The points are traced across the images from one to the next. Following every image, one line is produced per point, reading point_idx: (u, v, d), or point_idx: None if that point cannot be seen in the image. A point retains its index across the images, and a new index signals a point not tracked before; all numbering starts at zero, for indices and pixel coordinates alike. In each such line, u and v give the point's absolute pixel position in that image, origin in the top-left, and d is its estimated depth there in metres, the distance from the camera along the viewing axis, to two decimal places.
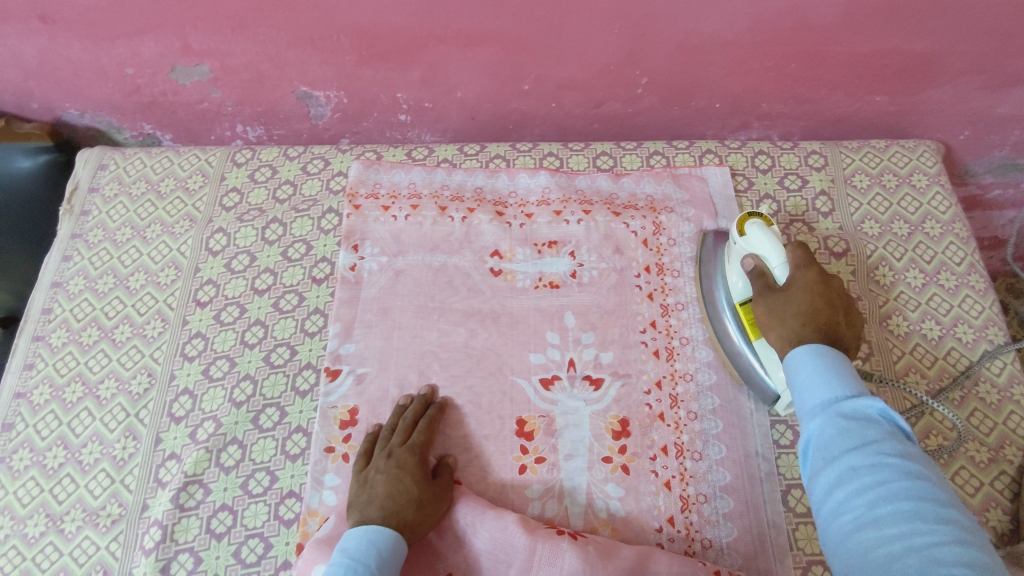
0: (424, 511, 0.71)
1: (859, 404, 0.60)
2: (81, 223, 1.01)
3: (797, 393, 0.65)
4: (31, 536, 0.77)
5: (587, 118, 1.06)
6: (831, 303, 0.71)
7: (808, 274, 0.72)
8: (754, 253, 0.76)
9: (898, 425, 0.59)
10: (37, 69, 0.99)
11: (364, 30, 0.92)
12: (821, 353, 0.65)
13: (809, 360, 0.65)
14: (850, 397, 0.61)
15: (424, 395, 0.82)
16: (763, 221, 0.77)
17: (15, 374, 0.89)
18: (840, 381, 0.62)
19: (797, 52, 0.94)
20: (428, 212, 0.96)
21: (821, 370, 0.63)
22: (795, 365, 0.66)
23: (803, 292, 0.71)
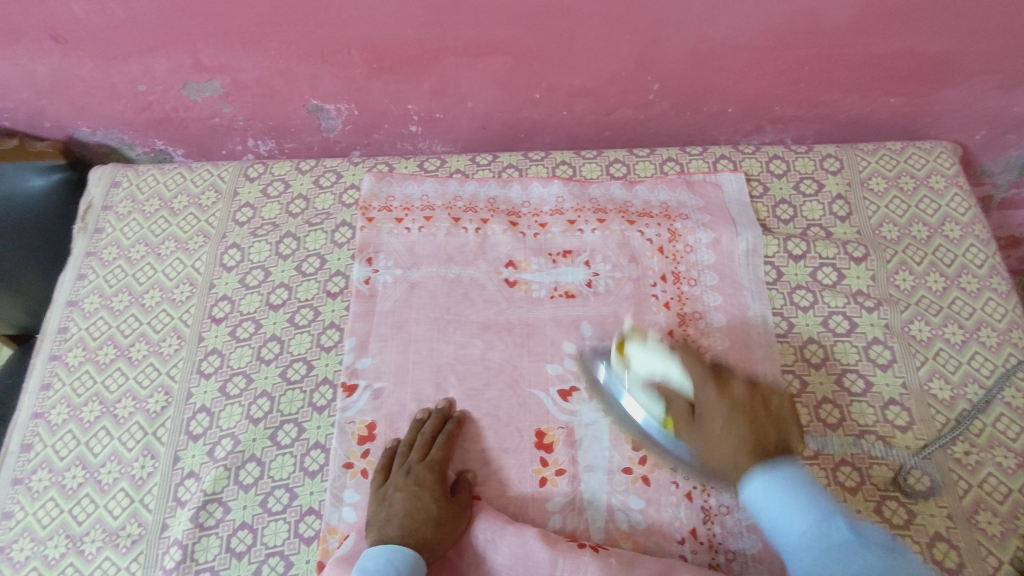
0: (443, 528, 0.71)
1: (836, 530, 0.58)
2: (96, 240, 1.01)
3: (773, 531, 0.62)
4: (51, 558, 0.77)
5: (598, 126, 1.05)
6: (749, 410, 0.68)
7: (710, 390, 0.71)
8: (651, 376, 0.74)
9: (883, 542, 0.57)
10: (50, 88, 1.00)
11: (375, 43, 0.92)
12: (778, 474, 0.63)
13: (767, 487, 0.63)
14: (829, 523, 0.59)
15: (442, 409, 0.81)
16: (640, 341, 0.76)
17: (31, 394, 0.89)
18: (808, 505, 0.60)
19: (810, 56, 0.93)
20: (442, 224, 0.96)
21: (789, 495, 0.62)
22: (754, 500, 0.64)
23: (714, 415, 0.69)
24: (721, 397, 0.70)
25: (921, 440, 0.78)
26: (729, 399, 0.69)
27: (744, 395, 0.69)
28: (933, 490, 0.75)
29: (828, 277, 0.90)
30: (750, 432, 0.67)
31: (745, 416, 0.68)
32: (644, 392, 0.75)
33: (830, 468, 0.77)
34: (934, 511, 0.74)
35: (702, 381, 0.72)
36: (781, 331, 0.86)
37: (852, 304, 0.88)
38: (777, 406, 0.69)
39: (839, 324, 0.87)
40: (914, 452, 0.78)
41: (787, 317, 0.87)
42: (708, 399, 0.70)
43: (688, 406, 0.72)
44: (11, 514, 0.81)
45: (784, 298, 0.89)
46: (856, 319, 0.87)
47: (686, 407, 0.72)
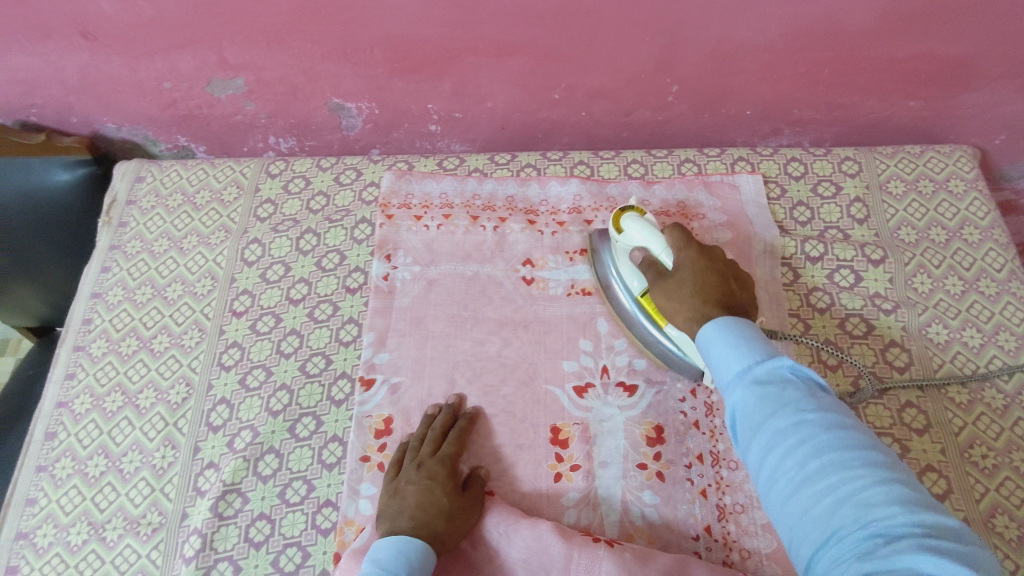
0: (453, 522, 0.71)
1: (770, 366, 0.59)
2: (120, 234, 1.02)
3: (717, 368, 0.63)
4: (73, 544, 0.79)
5: (616, 126, 1.06)
6: (720, 276, 0.72)
7: (689, 252, 0.74)
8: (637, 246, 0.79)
9: (813, 381, 0.58)
10: (78, 84, 1.01)
11: (397, 42, 0.93)
12: (727, 324, 0.64)
13: (720, 332, 0.63)
14: (764, 362, 0.59)
15: (453, 405, 0.82)
16: (636, 214, 0.80)
17: (56, 384, 0.91)
18: (748, 347, 0.61)
19: (831, 58, 0.93)
20: (461, 221, 0.97)
21: (734, 339, 0.62)
22: (707, 343, 0.64)
23: (688, 272, 0.73)
24: (698, 258, 0.74)
25: (938, 443, 0.78)
26: (703, 262, 0.73)
27: (716, 258, 0.74)
28: (950, 493, 0.75)
29: (845, 279, 0.90)
30: (718, 287, 0.71)
31: (715, 275, 0.72)
32: (628, 262, 0.83)
33: None
34: (950, 514, 0.74)
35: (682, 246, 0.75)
36: (797, 331, 0.86)
37: (869, 306, 0.88)
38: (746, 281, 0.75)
39: (856, 326, 0.87)
40: (931, 455, 0.78)
41: (803, 317, 0.88)
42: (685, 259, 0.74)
43: (666, 268, 0.76)
44: (35, 501, 0.82)
45: (800, 299, 0.89)
46: (873, 321, 0.87)
47: (662, 268, 0.76)
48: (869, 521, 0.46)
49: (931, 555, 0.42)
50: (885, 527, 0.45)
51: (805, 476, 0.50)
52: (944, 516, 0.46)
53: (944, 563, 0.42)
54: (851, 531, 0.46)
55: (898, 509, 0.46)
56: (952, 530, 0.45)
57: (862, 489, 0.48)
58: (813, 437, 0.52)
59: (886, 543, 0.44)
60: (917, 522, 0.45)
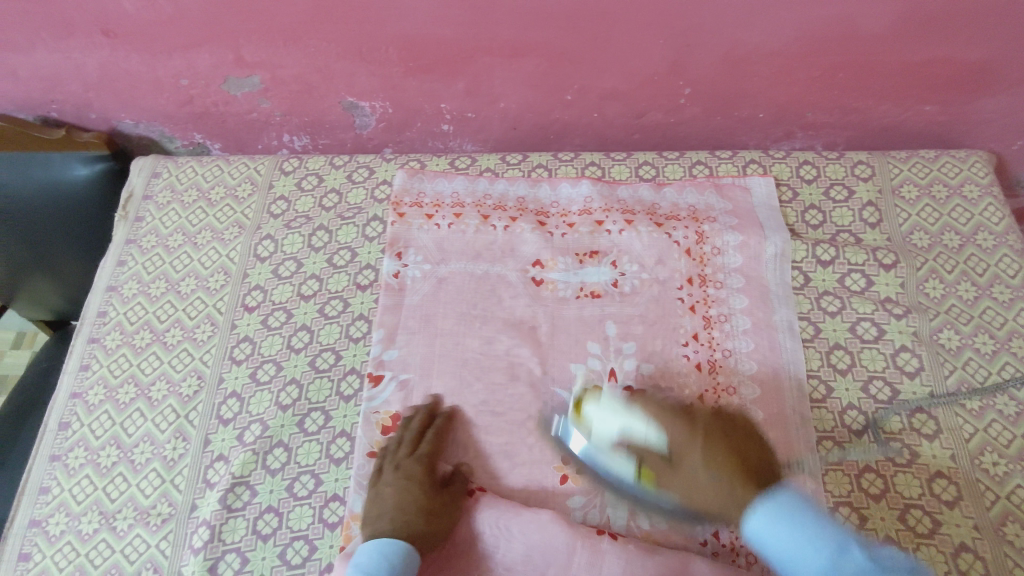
0: (434, 520, 0.72)
1: (850, 560, 0.55)
2: (136, 228, 1.04)
3: (788, 566, 0.58)
4: (85, 533, 0.80)
5: (628, 128, 1.06)
6: (726, 443, 0.68)
7: (678, 430, 0.69)
8: (613, 434, 0.72)
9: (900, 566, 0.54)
10: (98, 81, 1.03)
11: (412, 42, 0.94)
12: (780, 509, 0.60)
13: (772, 522, 0.60)
14: (842, 553, 0.56)
15: (429, 406, 0.82)
16: (595, 399, 0.75)
17: (71, 374, 0.92)
18: (819, 535, 0.58)
19: (845, 62, 0.93)
20: (471, 221, 0.97)
21: (794, 531, 0.59)
22: (761, 537, 0.60)
23: (694, 453, 0.67)
24: (691, 432, 0.68)
25: (948, 449, 0.78)
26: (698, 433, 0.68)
27: (707, 424, 0.70)
28: (960, 500, 0.74)
29: (856, 283, 0.90)
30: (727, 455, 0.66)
31: (721, 439, 0.68)
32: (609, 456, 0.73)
33: (854, 474, 0.76)
34: (959, 522, 0.73)
35: (668, 423, 0.70)
36: (807, 335, 0.86)
37: (880, 311, 0.87)
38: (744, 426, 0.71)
39: (867, 331, 0.86)
40: (941, 461, 0.77)
41: (814, 321, 0.87)
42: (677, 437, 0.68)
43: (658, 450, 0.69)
44: (48, 489, 0.84)
45: (811, 303, 0.88)
46: (885, 326, 0.86)
47: (660, 455, 0.68)
48: None
49: None
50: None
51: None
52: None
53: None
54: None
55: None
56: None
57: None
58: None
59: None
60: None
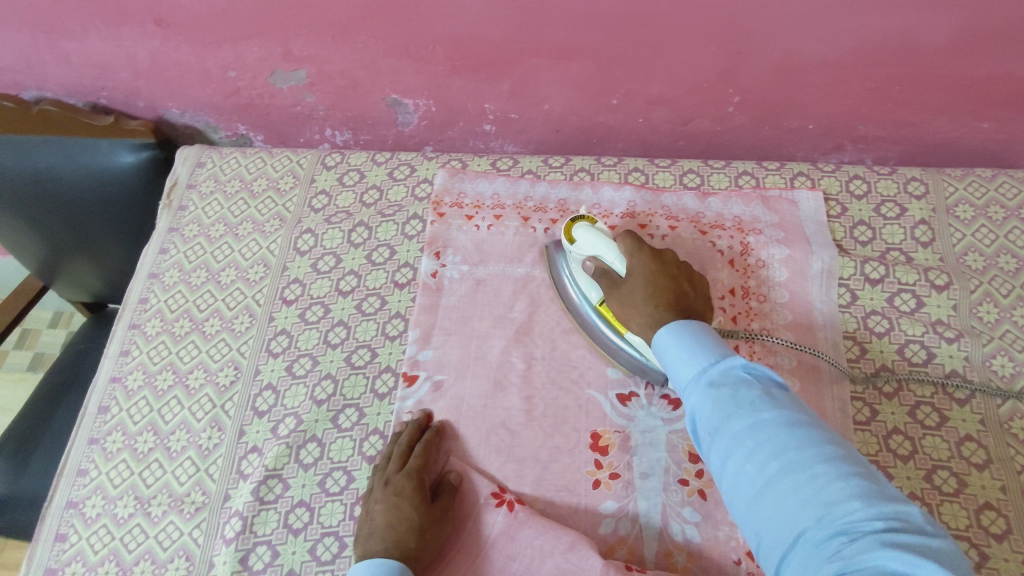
0: (425, 537, 0.71)
1: (724, 367, 0.64)
2: (179, 217, 1.05)
3: (675, 370, 0.68)
4: (120, 517, 0.81)
5: (673, 135, 1.05)
6: (676, 282, 0.76)
7: (639, 257, 0.78)
8: (589, 254, 0.82)
9: (767, 378, 0.63)
10: (148, 70, 1.04)
11: (460, 41, 0.94)
12: (682, 327, 0.70)
13: (676, 334, 0.69)
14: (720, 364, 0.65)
15: (418, 420, 0.81)
16: (588, 223, 0.83)
17: (111, 359, 0.94)
18: (702, 351, 0.66)
19: (902, 74, 0.91)
20: (511, 222, 0.96)
21: (691, 345, 0.67)
22: (664, 347, 0.69)
23: (641, 275, 0.77)
24: (648, 263, 0.77)
25: (998, 480, 0.75)
26: (654, 264, 0.77)
27: (668, 265, 0.78)
28: (1010, 533, 0.72)
29: (906, 303, 0.87)
30: (669, 286, 0.75)
31: (668, 280, 0.76)
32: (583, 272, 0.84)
33: None
34: (1008, 556, 0.71)
35: (633, 254, 0.78)
36: (852, 355, 0.84)
37: (930, 333, 0.85)
38: (697, 282, 0.79)
39: (916, 353, 0.84)
40: (990, 492, 0.74)
41: (860, 341, 0.85)
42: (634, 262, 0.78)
43: (620, 275, 0.79)
44: (86, 471, 0.85)
45: (857, 322, 0.86)
46: (934, 349, 0.84)
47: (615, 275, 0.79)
48: (834, 518, 0.50)
49: (892, 551, 0.46)
50: (847, 525, 0.49)
51: (768, 479, 0.55)
52: (904, 506, 0.50)
53: (902, 557, 0.46)
54: (814, 536, 0.50)
55: (861, 513, 0.49)
56: (917, 522, 0.49)
57: (821, 487, 0.52)
58: (771, 439, 0.57)
59: (850, 543, 0.48)
60: (881, 517, 0.49)
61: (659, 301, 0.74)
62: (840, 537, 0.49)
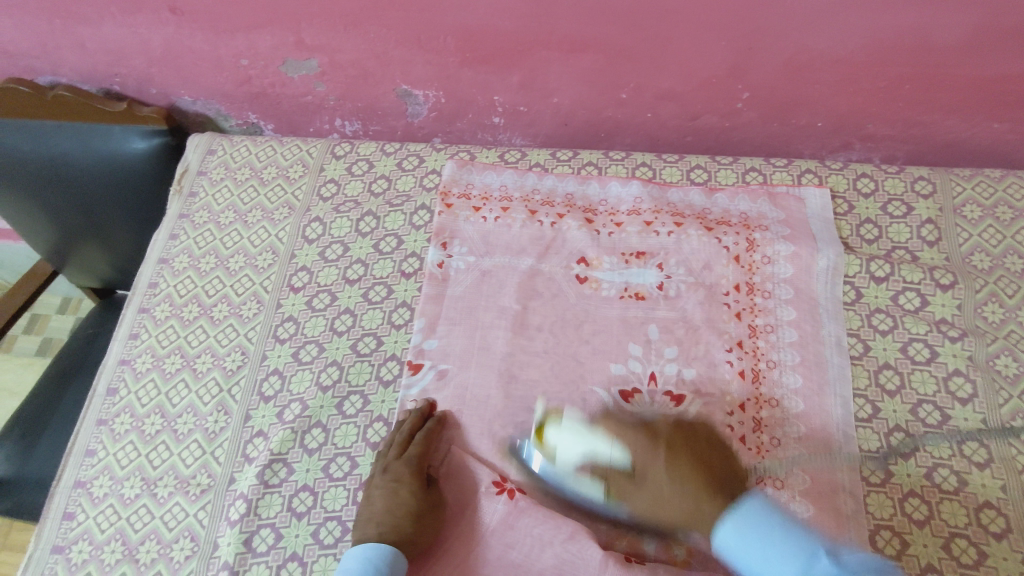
0: (421, 523, 0.72)
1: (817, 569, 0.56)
2: (189, 203, 1.06)
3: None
4: (127, 497, 0.82)
5: (681, 130, 1.05)
6: (693, 450, 0.70)
7: (638, 438, 0.71)
8: (577, 458, 0.73)
9: (867, 568, 0.54)
10: (161, 57, 1.05)
11: (471, 33, 0.94)
12: (746, 516, 0.63)
13: (741, 534, 0.62)
14: (810, 566, 0.57)
15: (421, 409, 0.81)
16: (557, 422, 0.76)
17: (121, 342, 0.95)
18: (783, 548, 0.59)
19: (913, 73, 0.91)
20: (518, 215, 0.97)
21: (764, 543, 0.60)
22: (732, 552, 0.62)
23: (656, 463, 0.69)
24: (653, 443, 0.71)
25: (999, 480, 0.75)
26: (657, 440, 0.71)
27: (670, 435, 0.72)
28: (1010, 532, 0.72)
29: (910, 302, 0.87)
30: (689, 460, 0.69)
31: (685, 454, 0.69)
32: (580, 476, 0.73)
33: (897, 498, 0.75)
34: (1007, 554, 0.71)
35: (629, 438, 0.72)
36: (855, 353, 0.84)
37: (934, 332, 0.85)
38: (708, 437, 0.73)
39: (919, 352, 0.84)
40: (990, 491, 0.75)
41: (863, 338, 0.85)
42: (637, 447, 0.71)
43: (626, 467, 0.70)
44: (94, 452, 0.86)
45: (861, 320, 0.86)
46: (938, 348, 0.84)
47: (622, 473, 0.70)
48: None
49: None
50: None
51: None
52: None
53: None
54: None
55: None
56: None
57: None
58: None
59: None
60: None
61: (689, 484, 0.67)
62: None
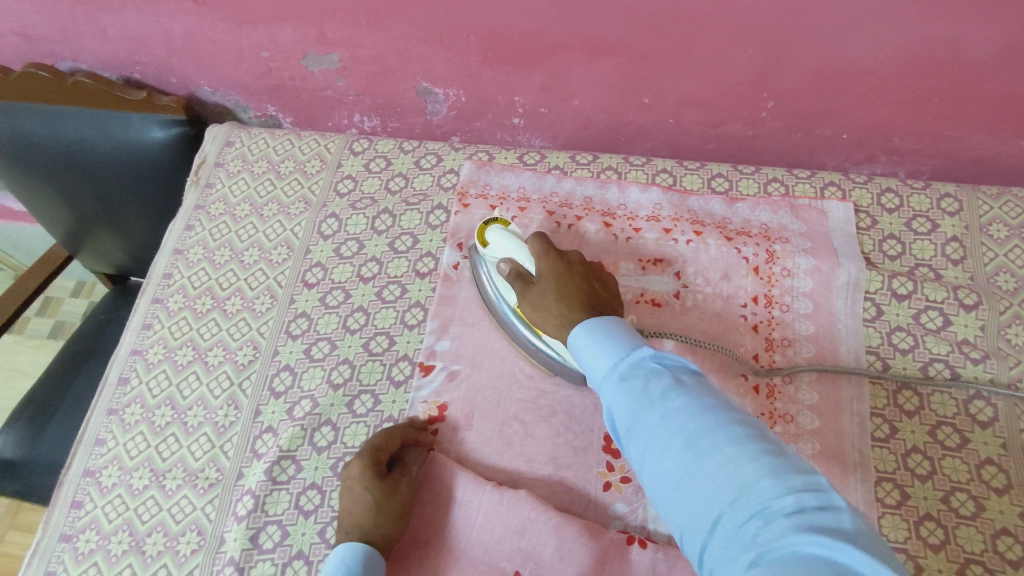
0: (382, 517, 0.71)
1: (636, 360, 0.62)
2: (206, 194, 1.06)
3: (590, 370, 0.66)
4: (135, 488, 0.82)
5: (702, 137, 1.03)
6: (586, 282, 0.75)
7: (547, 259, 0.77)
8: (501, 257, 0.81)
9: (678, 366, 0.61)
10: (182, 46, 1.05)
11: (494, 32, 0.93)
12: (595, 327, 0.68)
13: (587, 335, 0.67)
14: (630, 356, 0.63)
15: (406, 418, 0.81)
16: (500, 227, 0.83)
17: (133, 332, 0.95)
18: (613, 346, 0.65)
19: (942, 88, 0.89)
20: (535, 216, 0.96)
21: (602, 341, 0.66)
22: (578, 351, 0.68)
23: (548, 278, 0.76)
24: (555, 264, 0.76)
25: (1018, 506, 0.74)
26: (560, 267, 0.76)
27: (574, 267, 0.77)
28: None
29: (932, 321, 0.86)
30: (578, 288, 0.74)
31: (577, 281, 0.75)
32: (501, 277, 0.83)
33: (912, 521, 0.73)
34: None
35: (541, 253, 0.77)
36: (874, 371, 0.83)
37: (956, 353, 0.83)
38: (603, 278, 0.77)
39: (940, 372, 0.82)
40: (1008, 517, 0.73)
41: (882, 356, 0.84)
42: (543, 265, 0.77)
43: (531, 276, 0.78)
44: (104, 442, 0.86)
45: (880, 337, 0.85)
46: (959, 369, 0.82)
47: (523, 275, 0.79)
48: (746, 498, 0.48)
49: (804, 525, 0.45)
50: (756, 500, 0.48)
51: (686, 466, 0.53)
52: (810, 473, 0.49)
53: (820, 543, 0.43)
54: (732, 523, 0.48)
55: (773, 491, 0.47)
56: (823, 488, 0.48)
57: (729, 463, 0.51)
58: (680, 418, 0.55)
59: (767, 529, 0.46)
60: (787, 485, 0.48)
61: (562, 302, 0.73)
62: (756, 522, 0.47)
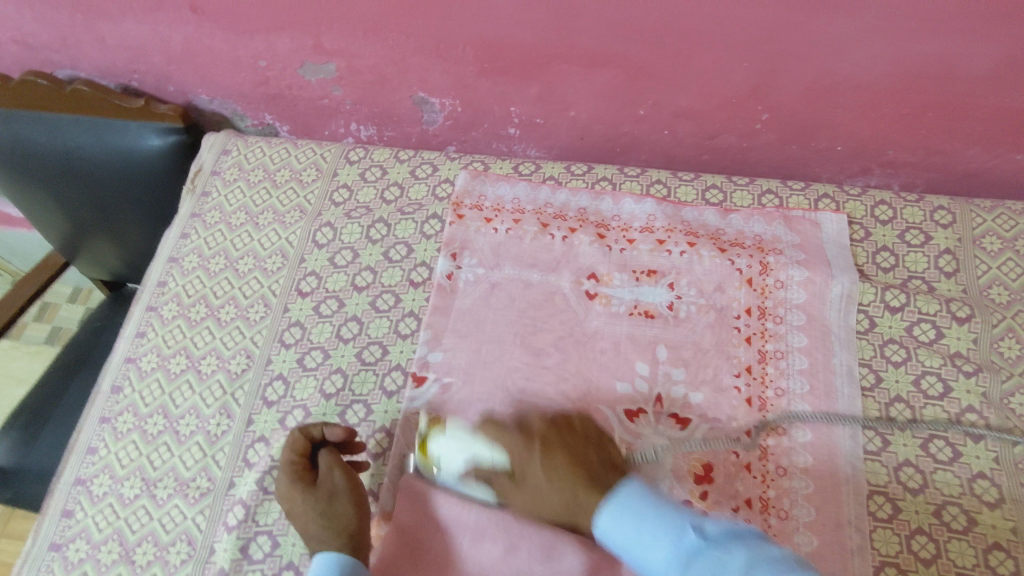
0: (329, 521, 0.72)
1: (684, 543, 0.57)
2: (202, 203, 1.06)
3: (647, 563, 0.60)
4: (126, 497, 0.82)
5: (697, 148, 1.04)
6: (570, 447, 0.69)
7: (514, 441, 0.71)
8: (461, 464, 0.73)
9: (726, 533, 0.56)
10: (180, 55, 1.05)
11: (490, 43, 0.93)
12: (623, 507, 0.63)
13: (621, 523, 0.62)
14: (677, 538, 0.58)
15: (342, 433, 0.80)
16: (438, 432, 0.74)
17: (128, 340, 0.95)
18: (655, 532, 0.60)
19: (937, 102, 0.89)
20: (530, 227, 0.96)
21: (640, 528, 0.61)
22: (620, 543, 0.62)
23: (535, 471, 0.69)
24: (527, 445, 0.70)
25: (1010, 521, 0.74)
26: (529, 441, 0.70)
27: (547, 435, 0.71)
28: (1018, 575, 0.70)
29: (925, 334, 0.86)
30: (568, 458, 0.68)
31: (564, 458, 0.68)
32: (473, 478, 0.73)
33: (904, 535, 0.73)
34: None
35: (506, 440, 0.71)
36: (866, 384, 0.83)
37: (948, 366, 0.83)
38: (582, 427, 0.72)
39: (932, 386, 0.82)
40: (1000, 532, 0.73)
41: (875, 369, 0.84)
42: (517, 454, 0.70)
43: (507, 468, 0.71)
44: (96, 450, 0.86)
45: (873, 349, 0.85)
46: (952, 383, 0.82)
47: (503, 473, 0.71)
48: None
49: None
50: None
51: None
52: None
53: None
54: None
55: None
56: None
57: None
58: None
59: None
60: None
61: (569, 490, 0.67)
62: None
